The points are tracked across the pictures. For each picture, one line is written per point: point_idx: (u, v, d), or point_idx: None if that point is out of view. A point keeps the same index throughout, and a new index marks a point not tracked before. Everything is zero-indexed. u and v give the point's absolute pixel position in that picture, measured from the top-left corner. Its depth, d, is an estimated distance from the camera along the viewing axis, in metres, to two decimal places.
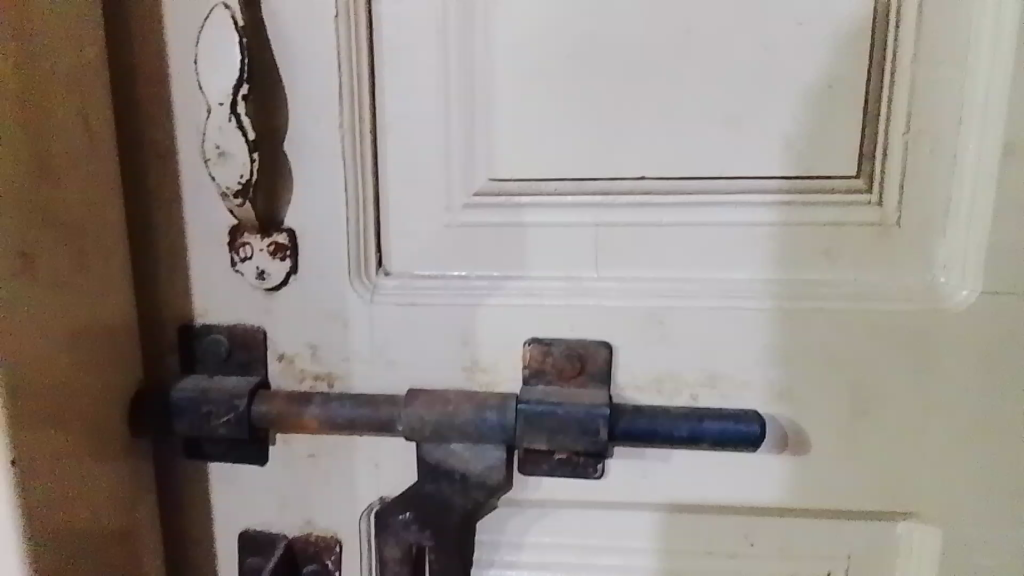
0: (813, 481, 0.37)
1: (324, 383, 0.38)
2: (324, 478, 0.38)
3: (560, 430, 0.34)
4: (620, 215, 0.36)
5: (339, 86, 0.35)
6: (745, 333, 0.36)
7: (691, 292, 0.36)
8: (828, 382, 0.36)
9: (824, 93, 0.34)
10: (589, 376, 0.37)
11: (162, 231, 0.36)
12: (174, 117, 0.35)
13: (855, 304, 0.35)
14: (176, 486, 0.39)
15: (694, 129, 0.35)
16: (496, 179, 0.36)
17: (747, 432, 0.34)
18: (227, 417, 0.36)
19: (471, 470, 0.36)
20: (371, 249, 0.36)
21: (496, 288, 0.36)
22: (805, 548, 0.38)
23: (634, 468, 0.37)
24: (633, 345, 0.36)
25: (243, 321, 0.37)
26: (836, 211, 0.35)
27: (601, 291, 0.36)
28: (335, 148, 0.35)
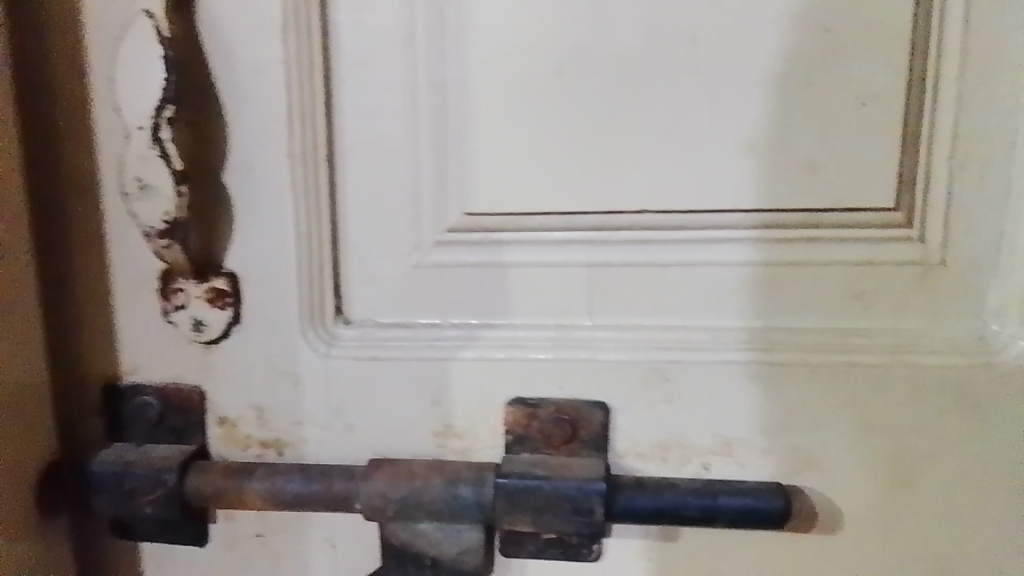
0: (846, 564, 0.31)
1: (274, 451, 0.32)
2: (274, 561, 0.33)
3: (548, 508, 0.29)
4: (615, 254, 0.31)
5: (289, 106, 0.30)
6: (763, 391, 0.31)
7: (700, 344, 0.30)
8: (863, 449, 0.31)
9: (854, 112, 0.29)
10: (582, 443, 0.31)
11: (83, 274, 0.31)
12: (95, 143, 0.30)
13: (893, 357, 0.30)
14: (102, 570, 0.34)
15: (702, 154, 0.30)
16: (472, 214, 0.31)
17: (770, 510, 0.29)
18: (154, 494, 0.30)
19: (443, 553, 0.31)
20: (327, 294, 0.31)
21: (472, 340, 0.31)
22: None
23: (636, 549, 0.32)
24: (633, 406, 0.31)
25: (178, 379, 0.32)
26: (869, 249, 0.30)
27: (594, 343, 0.31)
28: (285, 179, 0.30)
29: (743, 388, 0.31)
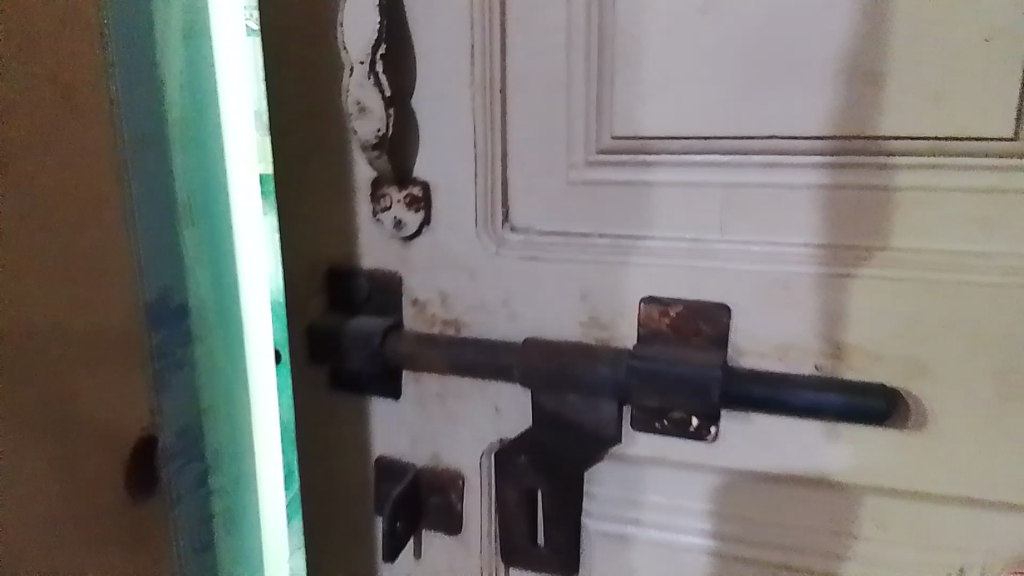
0: (949, 467, 0.34)
1: (453, 329, 0.40)
2: (450, 418, 0.41)
3: (672, 388, 0.35)
4: (748, 175, 0.35)
5: (472, 45, 0.36)
6: (877, 303, 0.34)
7: (818, 258, 0.34)
8: (974, 362, 0.33)
9: (980, 47, 0.31)
10: (707, 339, 0.36)
11: (314, 182, 0.40)
12: (326, 77, 0.38)
13: (1014, 278, 0.32)
14: (320, 414, 0.43)
15: (831, 85, 0.33)
16: (620, 138, 0.36)
17: (874, 408, 0.32)
18: (363, 352, 0.40)
19: (584, 421, 0.37)
20: (498, 203, 0.38)
21: (615, 246, 0.37)
22: (942, 542, 0.36)
23: (752, 436, 0.36)
24: (754, 309, 0.35)
25: (381, 266, 0.40)
26: (994, 176, 0.32)
27: (723, 253, 0.36)
28: (467, 107, 0.37)
29: (858, 299, 0.34)
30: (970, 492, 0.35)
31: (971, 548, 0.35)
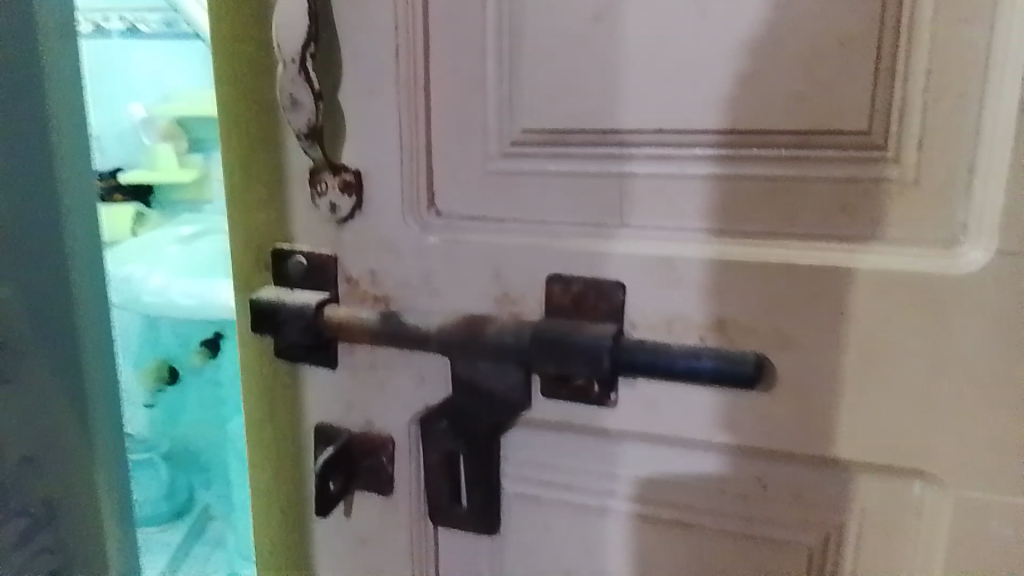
0: (818, 429, 0.38)
1: (381, 303, 0.44)
2: (380, 387, 0.45)
3: (568, 356, 0.39)
4: (641, 165, 0.38)
5: (397, 46, 0.40)
6: (753, 282, 0.37)
7: (702, 240, 0.38)
8: (837, 335, 0.37)
9: (836, 51, 0.34)
10: (604, 313, 0.40)
11: (256, 169, 0.44)
12: (268, 74, 0.42)
13: (870, 259, 0.36)
14: (266, 383, 0.47)
15: (709, 85, 0.36)
16: (529, 131, 0.40)
17: (740, 372, 0.37)
18: (299, 323, 0.44)
19: (496, 388, 0.42)
20: (423, 189, 0.42)
21: (527, 229, 0.41)
22: (816, 499, 0.40)
23: (647, 401, 0.40)
24: (646, 287, 0.39)
25: (318, 247, 0.44)
26: (852, 167, 0.36)
27: (620, 236, 0.39)
28: (392, 102, 0.41)
29: (736, 279, 0.38)
30: (835, 452, 0.38)
31: (841, 503, 0.39)
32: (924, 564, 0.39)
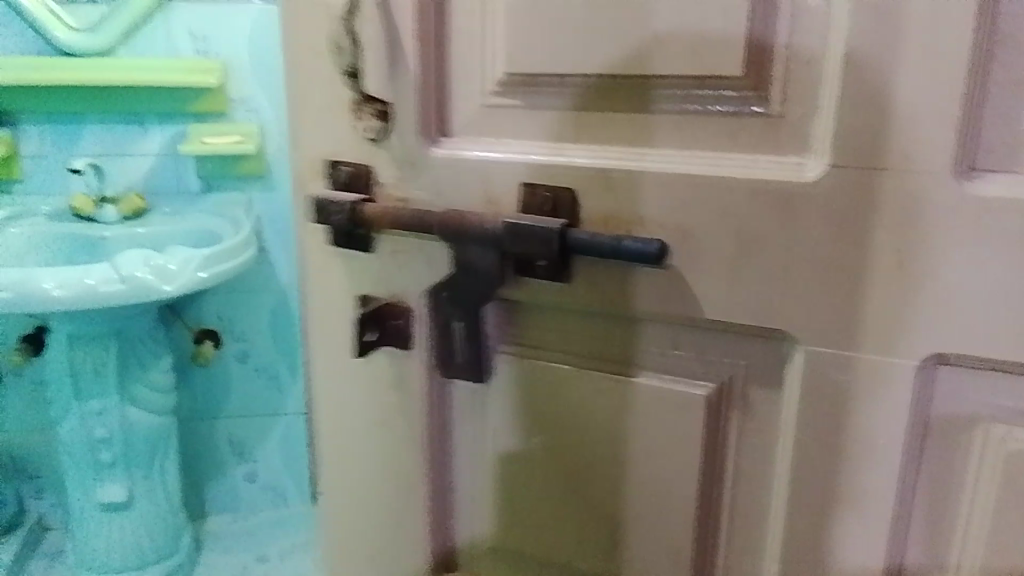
0: (708, 299, 0.52)
1: (403, 203, 0.60)
2: (401, 267, 0.62)
3: (530, 239, 0.52)
4: (590, 101, 0.53)
5: (412, 11, 0.56)
6: (663, 188, 0.52)
7: (630, 157, 0.53)
8: (722, 228, 0.51)
9: (721, 17, 0.48)
10: (560, 212, 0.55)
11: (312, 103, 0.62)
12: (315, 31, 0.60)
13: (746, 172, 0.50)
14: (319, 264, 0.66)
15: (632, 41, 0.50)
16: (513, 74, 0.54)
17: (649, 250, 0.50)
18: (342, 215, 0.60)
19: (480, 265, 0.56)
20: (438, 117, 0.58)
21: (510, 148, 0.56)
22: (713, 355, 0.54)
23: (591, 278, 0.55)
24: (590, 191, 0.54)
25: (359, 162, 0.61)
26: (735, 104, 0.50)
27: (573, 153, 0.54)
28: (411, 53, 0.57)
29: (653, 185, 0.52)
30: (720, 316, 0.53)
31: (727, 359, 0.54)
32: (786, 404, 0.53)
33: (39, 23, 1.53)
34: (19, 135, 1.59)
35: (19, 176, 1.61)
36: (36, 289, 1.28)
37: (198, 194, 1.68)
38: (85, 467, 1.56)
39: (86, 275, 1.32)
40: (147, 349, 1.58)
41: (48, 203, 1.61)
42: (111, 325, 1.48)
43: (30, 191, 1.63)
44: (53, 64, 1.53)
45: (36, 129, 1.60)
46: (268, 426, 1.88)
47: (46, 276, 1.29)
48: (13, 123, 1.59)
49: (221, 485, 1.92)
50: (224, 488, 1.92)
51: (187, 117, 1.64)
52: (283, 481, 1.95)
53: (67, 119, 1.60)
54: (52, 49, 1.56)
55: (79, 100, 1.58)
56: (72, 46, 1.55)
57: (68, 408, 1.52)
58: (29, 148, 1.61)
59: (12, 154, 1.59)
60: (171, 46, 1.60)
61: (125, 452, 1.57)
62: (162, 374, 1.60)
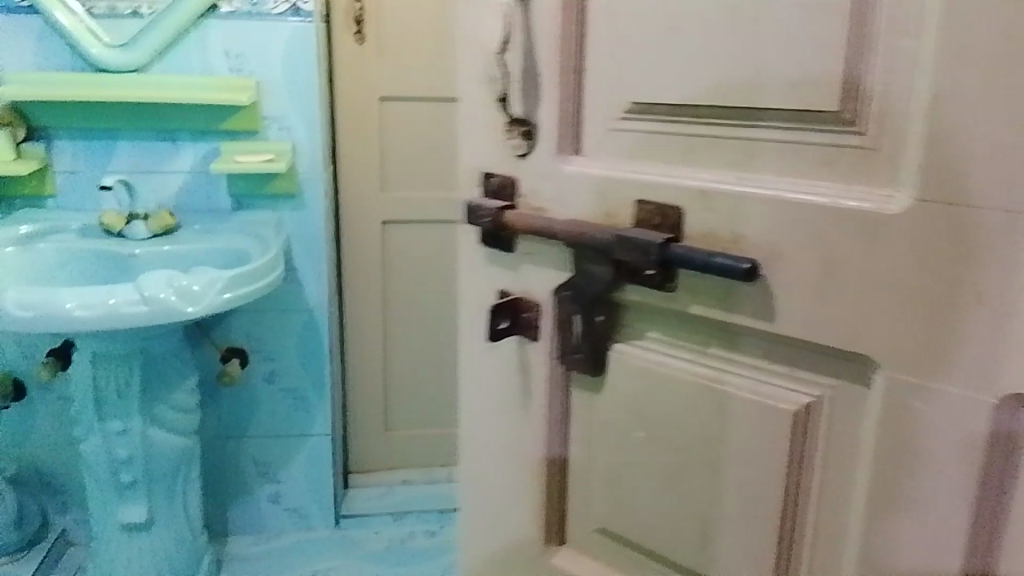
0: (793, 315, 0.57)
1: (538, 211, 0.71)
2: (533, 266, 0.73)
3: (634, 247, 0.62)
4: (702, 129, 0.60)
5: (557, 49, 0.66)
6: (758, 211, 0.57)
7: (732, 181, 0.59)
8: (811, 252, 0.55)
9: (816, 57, 0.53)
10: (666, 226, 0.62)
11: (473, 123, 0.74)
12: (477, 63, 0.72)
13: (836, 201, 0.54)
14: (471, 260, 0.79)
15: (735, 77, 0.57)
16: (637, 103, 0.63)
17: (736, 267, 0.56)
18: (489, 218, 0.73)
19: (595, 269, 0.66)
20: (571, 140, 0.68)
21: (632, 167, 0.64)
22: (803, 367, 0.59)
23: (692, 287, 0.62)
24: (695, 210, 0.61)
25: (506, 174, 0.73)
26: (835, 137, 0.53)
27: (684, 175, 0.61)
28: (552, 85, 0.67)
29: (751, 205, 0.57)
30: (804, 332, 0.57)
31: (815, 373, 0.58)
32: (866, 422, 0.56)
33: (73, 38, 1.55)
34: (52, 151, 1.63)
35: (51, 191, 1.65)
36: (56, 308, 1.30)
37: (228, 212, 1.70)
38: (109, 487, 1.58)
39: (110, 295, 1.32)
40: (173, 369, 1.58)
41: (79, 219, 1.63)
42: (136, 346, 1.48)
43: (63, 206, 1.67)
44: (87, 81, 1.56)
45: (70, 144, 1.64)
46: (294, 447, 1.89)
47: (69, 296, 1.31)
48: (48, 137, 1.63)
49: (246, 507, 1.92)
50: (248, 511, 1.92)
51: (221, 135, 1.66)
52: (308, 506, 1.94)
53: (102, 135, 1.64)
54: (88, 66, 1.58)
55: (115, 116, 1.62)
56: (105, 61, 1.57)
57: (92, 428, 1.54)
58: (63, 164, 1.65)
59: (46, 169, 1.63)
60: (205, 63, 1.62)
61: (147, 474, 1.58)
62: (186, 395, 1.60)
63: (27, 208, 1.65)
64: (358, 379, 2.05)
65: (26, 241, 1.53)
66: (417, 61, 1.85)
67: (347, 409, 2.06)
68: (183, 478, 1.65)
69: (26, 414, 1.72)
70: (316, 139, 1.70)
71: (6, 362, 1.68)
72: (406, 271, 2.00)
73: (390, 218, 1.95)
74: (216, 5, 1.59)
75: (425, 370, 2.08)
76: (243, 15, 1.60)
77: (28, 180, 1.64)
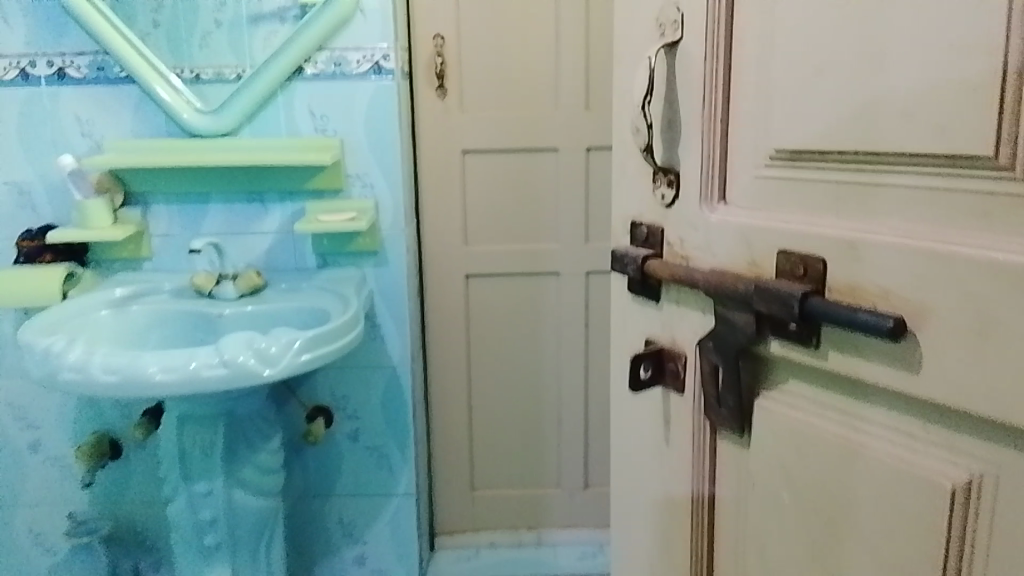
0: (946, 381, 0.49)
1: (684, 260, 0.66)
2: (678, 316, 0.68)
3: (770, 299, 0.57)
4: (846, 174, 0.54)
5: (703, 94, 0.62)
6: (904, 264, 0.51)
7: (876, 231, 0.52)
8: (966, 311, 0.48)
9: (971, 94, 0.47)
10: (811, 277, 0.56)
11: (621, 170, 0.71)
12: (623, 109, 0.69)
13: (990, 255, 0.47)
14: (618, 312, 0.74)
15: (883, 118, 0.51)
16: (782, 149, 0.58)
17: (882, 324, 0.51)
18: (634, 267, 0.69)
19: (736, 320, 0.61)
20: (717, 187, 0.63)
21: (775, 215, 0.59)
22: (965, 444, 0.51)
23: (838, 345, 0.56)
24: (839, 262, 0.54)
25: (653, 223, 0.68)
26: (988, 183, 0.47)
27: (827, 225, 0.55)
28: (695, 132, 0.63)
29: (897, 256, 0.51)
30: (961, 402, 0.49)
31: (977, 450, 0.50)
32: None
33: (167, 108, 1.60)
34: (149, 215, 1.68)
35: (147, 253, 1.70)
36: (140, 372, 1.31)
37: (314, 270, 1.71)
38: (195, 548, 1.58)
39: (191, 358, 1.33)
40: (255, 429, 1.56)
41: (172, 281, 1.66)
42: (222, 407, 1.49)
43: (159, 268, 1.71)
44: (181, 147, 1.61)
45: (164, 208, 1.68)
46: (380, 506, 1.85)
47: (151, 359, 1.32)
48: (144, 202, 1.68)
49: (333, 565, 1.89)
50: (335, 570, 1.88)
51: (307, 195, 1.68)
52: (393, 568, 1.89)
53: (194, 199, 1.67)
54: (182, 132, 1.63)
55: (207, 179, 1.65)
56: (197, 128, 1.61)
57: (178, 488, 1.55)
58: (159, 228, 1.69)
59: (143, 233, 1.68)
60: (291, 125, 1.64)
61: (231, 535, 1.57)
62: (269, 456, 1.57)
63: (125, 270, 1.70)
64: (444, 436, 2.00)
65: (121, 304, 1.58)
66: (500, 112, 1.83)
67: (442, 465, 2.02)
68: (267, 541, 1.63)
69: (122, 472, 1.74)
70: (397, 194, 1.69)
71: (104, 422, 1.71)
72: (495, 325, 1.96)
73: (473, 270, 1.91)
74: (301, 67, 1.62)
75: (512, 427, 2.02)
76: (327, 75, 1.62)
77: (125, 244, 1.68)
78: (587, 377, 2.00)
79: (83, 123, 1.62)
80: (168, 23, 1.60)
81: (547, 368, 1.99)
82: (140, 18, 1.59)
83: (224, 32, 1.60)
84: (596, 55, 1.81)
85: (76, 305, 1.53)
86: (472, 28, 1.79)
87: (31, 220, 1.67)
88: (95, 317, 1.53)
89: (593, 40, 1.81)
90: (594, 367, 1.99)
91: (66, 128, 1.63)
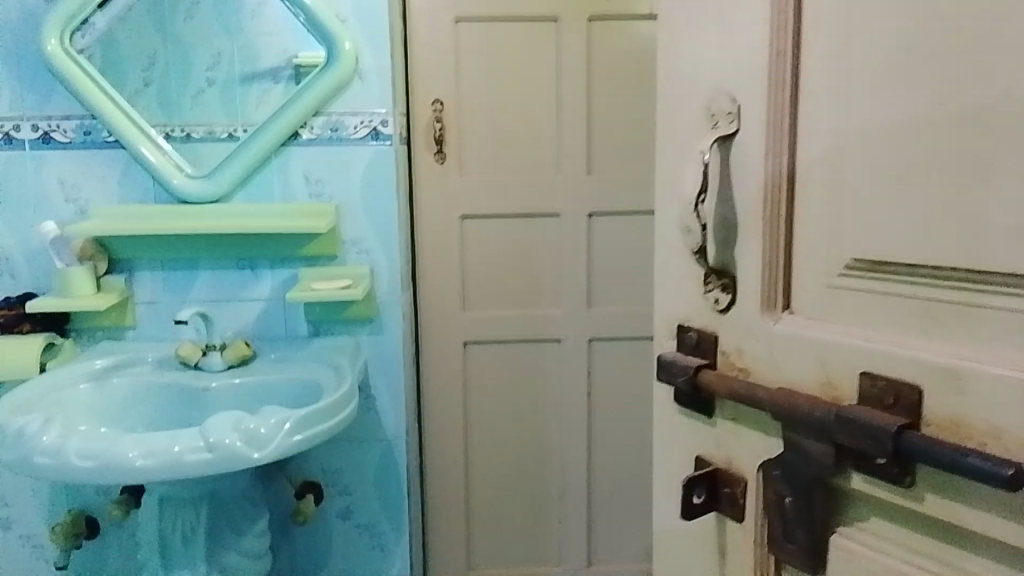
0: None
1: (742, 373, 0.61)
2: (736, 432, 0.63)
3: (857, 431, 0.52)
4: (943, 292, 0.49)
5: (764, 193, 0.57)
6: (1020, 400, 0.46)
7: (982, 359, 0.48)
8: None
9: None
10: (901, 407, 0.51)
11: (667, 268, 0.66)
12: (670, 201, 0.64)
13: None
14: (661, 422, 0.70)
15: (987, 235, 0.47)
16: (861, 258, 0.53)
17: (1000, 473, 0.45)
18: (684, 377, 0.64)
19: (810, 449, 0.56)
20: (780, 295, 0.58)
21: (854, 330, 0.54)
22: None
23: (936, 487, 0.50)
24: (937, 391, 0.49)
25: (705, 328, 0.64)
26: None
27: (919, 348, 0.50)
28: (755, 234, 0.58)
29: (1010, 391, 0.46)
30: None
31: None
32: None
33: (156, 173, 1.53)
34: (133, 282, 1.60)
35: (131, 322, 1.61)
36: (116, 456, 1.22)
37: (307, 339, 1.63)
38: None
39: (173, 442, 1.24)
40: (242, 511, 1.46)
41: (156, 351, 1.57)
42: (204, 488, 1.39)
43: (142, 337, 1.62)
44: (168, 213, 1.54)
45: (150, 274, 1.60)
46: None
47: (131, 444, 1.23)
48: (129, 269, 1.60)
49: None
50: None
51: (300, 261, 1.61)
52: None
53: (181, 266, 1.60)
54: (171, 197, 1.56)
55: (197, 246, 1.58)
56: (187, 192, 1.55)
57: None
58: (144, 295, 1.61)
59: (126, 300, 1.60)
60: (286, 191, 1.58)
61: None
62: (255, 539, 1.47)
63: (107, 338, 1.62)
64: (441, 512, 1.91)
65: (101, 376, 1.49)
66: (501, 176, 1.78)
67: (438, 543, 1.92)
68: None
69: (97, 553, 1.63)
70: (393, 261, 1.63)
71: (80, 499, 1.60)
72: (495, 396, 1.88)
73: (472, 337, 1.84)
74: (296, 132, 1.56)
75: (510, 501, 1.92)
76: (325, 140, 1.57)
77: (108, 313, 1.60)
78: (589, 449, 1.91)
79: (69, 187, 1.56)
80: (159, 83, 1.54)
81: (549, 440, 1.90)
82: (130, 79, 1.53)
83: (217, 92, 1.55)
84: (599, 119, 1.78)
85: (52, 377, 1.44)
86: (472, 91, 1.74)
87: (10, 288, 1.59)
88: (72, 391, 1.44)
89: (595, 104, 1.77)
90: (596, 439, 1.91)
91: (52, 193, 1.56)
